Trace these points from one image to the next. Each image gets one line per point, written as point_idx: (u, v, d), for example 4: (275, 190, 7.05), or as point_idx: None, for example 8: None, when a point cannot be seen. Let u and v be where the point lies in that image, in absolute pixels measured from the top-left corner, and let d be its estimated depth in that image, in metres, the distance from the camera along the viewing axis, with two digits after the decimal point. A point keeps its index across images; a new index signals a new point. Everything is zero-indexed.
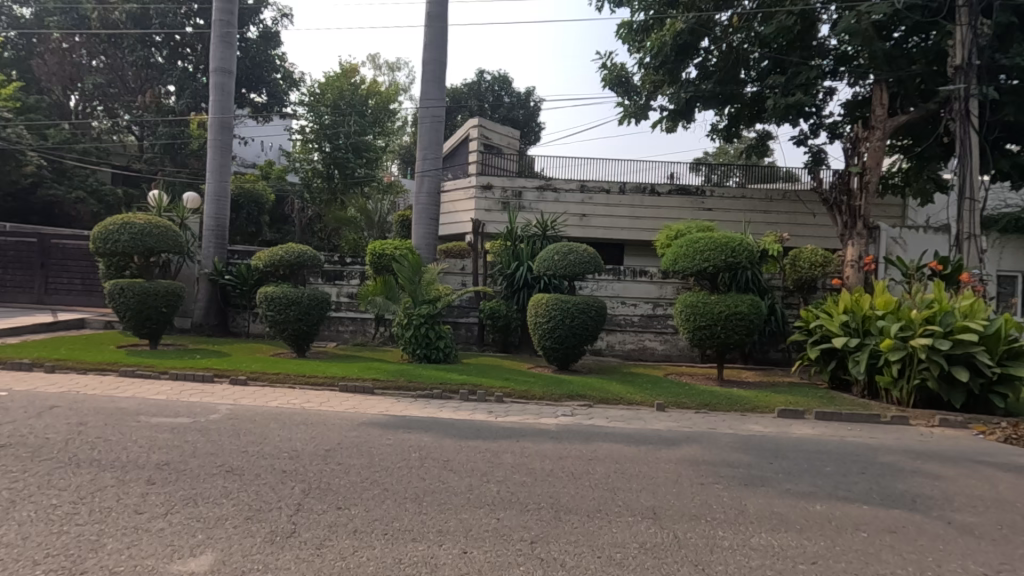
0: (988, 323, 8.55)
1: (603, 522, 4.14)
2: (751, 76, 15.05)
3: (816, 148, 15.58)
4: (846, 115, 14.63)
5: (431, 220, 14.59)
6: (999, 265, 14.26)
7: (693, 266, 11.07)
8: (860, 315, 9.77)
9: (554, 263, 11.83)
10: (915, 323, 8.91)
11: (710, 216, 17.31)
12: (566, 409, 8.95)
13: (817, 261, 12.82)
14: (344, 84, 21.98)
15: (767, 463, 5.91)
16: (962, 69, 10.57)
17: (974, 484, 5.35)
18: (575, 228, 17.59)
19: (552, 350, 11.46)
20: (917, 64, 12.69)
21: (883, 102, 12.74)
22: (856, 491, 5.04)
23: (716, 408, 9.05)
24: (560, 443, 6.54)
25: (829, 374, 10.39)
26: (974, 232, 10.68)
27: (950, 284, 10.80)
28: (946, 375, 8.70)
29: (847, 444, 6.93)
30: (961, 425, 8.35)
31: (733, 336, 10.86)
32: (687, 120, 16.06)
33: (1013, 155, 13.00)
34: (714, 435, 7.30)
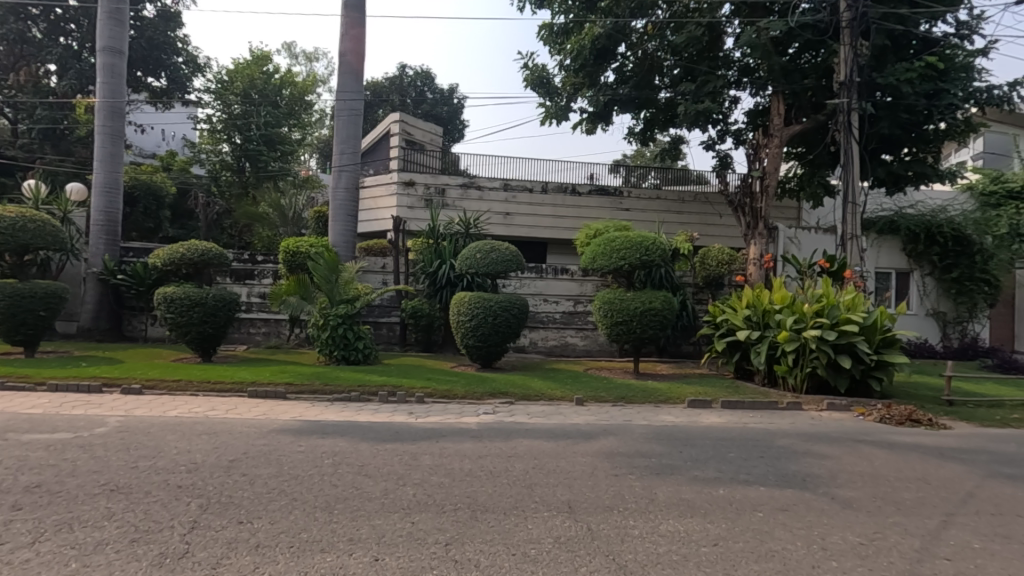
0: (867, 316, 9.41)
1: (519, 518, 4.15)
2: (665, 83, 15.72)
3: (722, 153, 16.60)
4: (749, 123, 15.67)
5: (349, 217, 14.06)
6: (877, 262, 15.82)
7: (611, 264, 11.46)
8: (760, 309, 10.51)
9: (477, 261, 11.80)
10: (807, 316, 9.68)
11: (628, 216, 17.98)
12: (488, 407, 8.94)
13: (723, 259, 13.70)
14: (255, 72, 20.73)
15: (677, 452, 6.20)
16: (846, 85, 11.61)
17: (855, 462, 5.89)
18: (499, 226, 17.65)
19: (475, 348, 11.42)
20: (809, 79, 13.83)
21: (780, 112, 13.80)
22: (755, 474, 5.39)
23: (632, 401, 9.38)
24: (480, 442, 6.51)
25: (734, 364, 11.11)
26: (856, 233, 11.68)
27: (836, 280, 11.84)
28: (833, 363, 9.54)
29: (748, 430, 7.43)
30: (845, 408, 9.20)
31: (648, 331, 11.31)
32: (606, 122, 16.64)
33: (888, 163, 14.45)
34: (629, 427, 7.57)
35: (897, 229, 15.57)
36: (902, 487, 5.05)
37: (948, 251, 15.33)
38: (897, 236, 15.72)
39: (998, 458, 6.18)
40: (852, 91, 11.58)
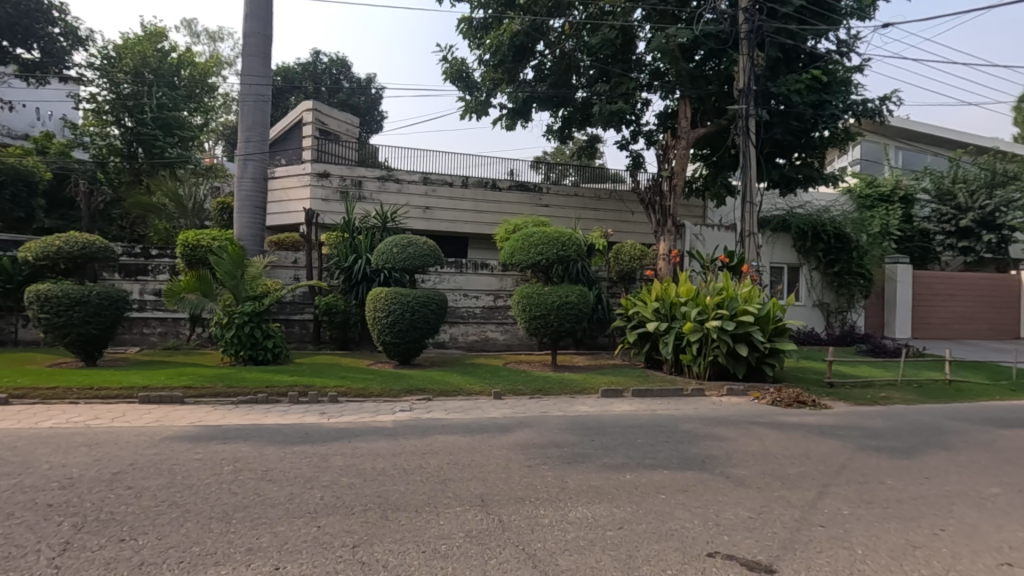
0: (761, 307, 10.18)
1: (431, 515, 4.11)
2: (582, 83, 16.07)
3: (635, 152, 17.29)
4: (659, 124, 16.42)
5: (256, 208, 13.25)
6: (772, 257, 17.19)
7: (528, 259, 11.63)
8: (668, 302, 11.08)
9: (394, 256, 11.52)
10: (709, 308, 10.33)
11: (547, 212, 18.31)
12: (404, 405, 8.78)
13: (635, 255, 14.30)
14: (147, 50, 18.96)
15: (589, 441, 6.41)
16: (745, 92, 12.43)
17: (749, 442, 6.37)
18: (418, 220, 17.36)
19: (393, 345, 11.18)
20: (712, 85, 14.72)
21: (687, 116, 14.60)
22: (660, 459, 5.67)
23: (549, 393, 9.59)
24: (395, 440, 6.38)
25: (645, 355, 11.65)
26: (753, 231, 12.59)
27: (735, 274, 12.73)
28: (732, 351, 10.27)
29: (656, 417, 7.82)
30: (742, 393, 9.93)
31: (565, 324, 11.57)
32: (525, 119, 16.87)
33: (782, 167, 15.68)
34: (545, 418, 7.72)
35: (789, 227, 16.99)
36: (787, 463, 5.52)
37: (831, 248, 16.95)
38: (788, 234, 17.15)
39: (867, 433, 6.92)
40: (750, 99, 12.42)
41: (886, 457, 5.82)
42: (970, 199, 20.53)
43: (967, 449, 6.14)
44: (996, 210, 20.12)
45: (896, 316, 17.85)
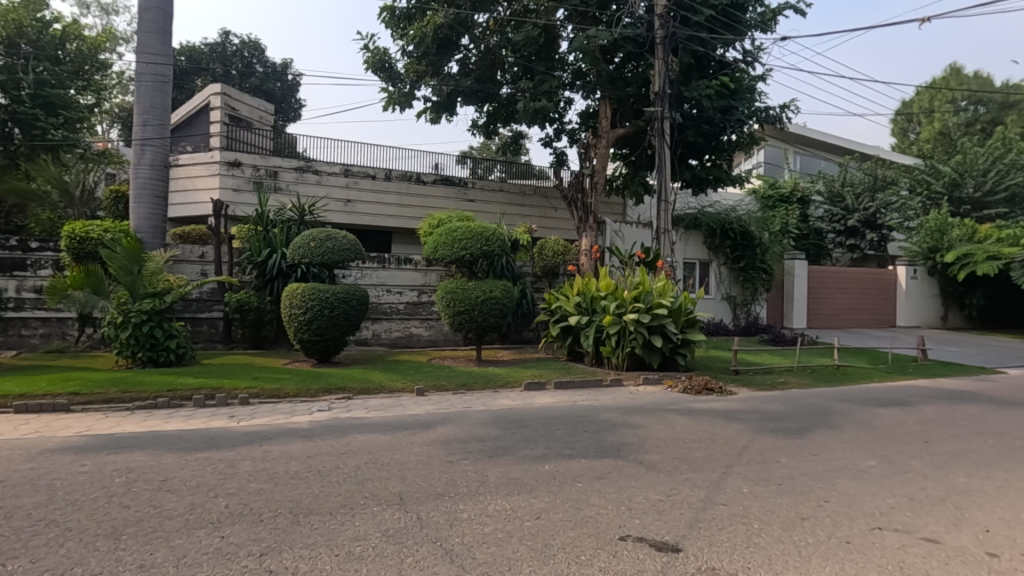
0: (674, 300, 10.71)
1: (346, 517, 3.99)
2: (506, 79, 16.14)
3: (559, 150, 17.60)
4: (581, 123, 16.82)
5: (156, 199, 12.20)
6: (685, 253, 18.15)
7: (452, 254, 11.55)
8: (589, 296, 11.41)
9: (311, 251, 11.04)
10: (626, 301, 10.76)
11: (472, 207, 18.26)
12: (322, 404, 8.46)
13: (558, 250, 14.58)
14: (24, 17, 16.29)
15: (510, 434, 6.47)
16: (660, 95, 12.96)
17: (662, 429, 6.70)
18: (338, 214, 16.75)
19: (310, 343, 10.72)
20: (630, 87, 15.25)
21: (607, 116, 15.07)
22: (578, 448, 5.83)
23: (473, 388, 9.59)
24: (311, 441, 6.13)
25: (567, 348, 11.94)
26: (668, 228, 13.20)
27: (652, 269, 13.32)
28: (648, 342, 10.75)
29: (576, 408, 8.04)
30: (657, 382, 10.41)
31: (490, 319, 11.59)
32: (450, 113, 16.76)
33: (694, 168, 16.56)
34: (468, 413, 7.72)
35: (700, 225, 18.00)
36: (695, 447, 5.86)
37: (737, 245, 18.15)
38: (700, 231, 18.17)
39: (766, 415, 7.48)
40: (665, 102, 12.97)
41: (781, 438, 6.32)
42: (856, 201, 22.66)
43: (849, 427, 6.80)
44: (878, 211, 22.34)
45: (794, 308, 19.40)
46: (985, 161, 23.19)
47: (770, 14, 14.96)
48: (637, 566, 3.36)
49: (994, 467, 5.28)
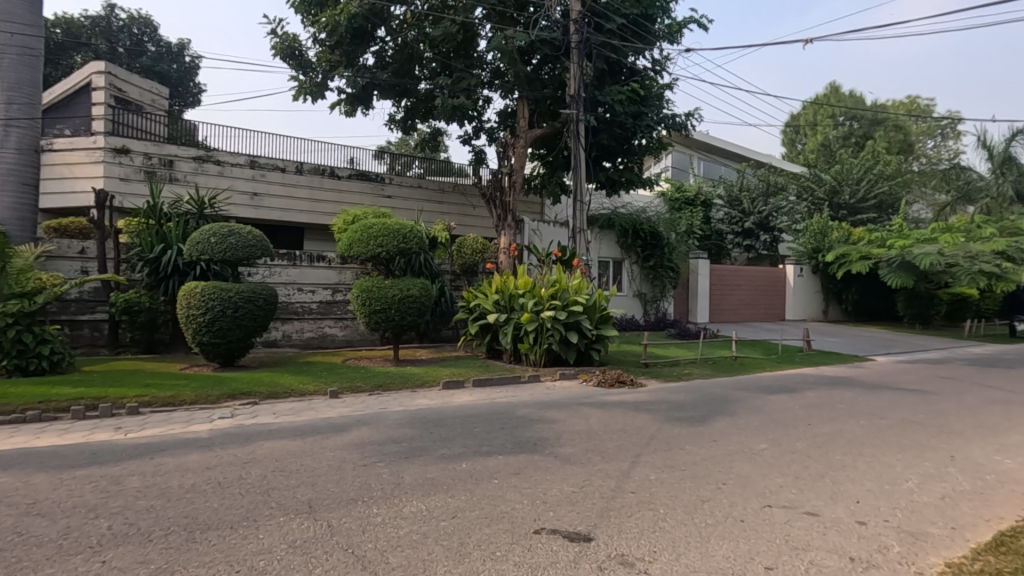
0: (589, 298, 11.06)
1: (248, 530, 3.75)
2: (424, 74, 15.89)
3: (478, 148, 17.57)
4: (500, 122, 16.90)
5: (22, 186, 10.79)
6: (600, 252, 18.84)
7: (368, 251, 11.23)
8: (507, 294, 11.50)
9: (211, 247, 10.28)
10: (544, 299, 10.98)
11: (389, 203, 17.83)
12: (224, 411, 7.90)
13: (477, 248, 14.56)
14: None
15: (427, 434, 6.39)
16: (575, 98, 13.27)
17: (576, 422, 6.90)
18: (245, 208, 15.73)
19: (211, 346, 9.98)
20: (547, 89, 15.50)
21: (525, 116, 15.24)
22: (495, 445, 5.87)
23: (390, 388, 9.38)
24: (211, 451, 5.71)
25: (486, 345, 11.99)
26: (584, 228, 13.57)
27: (568, 267, 13.66)
28: (564, 338, 11.04)
29: (494, 405, 8.09)
30: (573, 376, 10.72)
31: (407, 318, 11.36)
32: (366, 106, 16.29)
33: (608, 170, 17.17)
34: (384, 414, 7.53)
35: (613, 225, 18.72)
36: (607, 438, 6.08)
37: (647, 244, 19.08)
38: (613, 231, 18.91)
39: (672, 405, 7.93)
40: (580, 105, 13.31)
41: (685, 426, 6.72)
42: (752, 205, 24.53)
43: (744, 413, 7.36)
44: (771, 214, 24.32)
45: (698, 303, 20.69)
46: (859, 171, 25.93)
47: (677, 27, 15.79)
48: (551, 557, 3.43)
49: (863, 444, 5.93)
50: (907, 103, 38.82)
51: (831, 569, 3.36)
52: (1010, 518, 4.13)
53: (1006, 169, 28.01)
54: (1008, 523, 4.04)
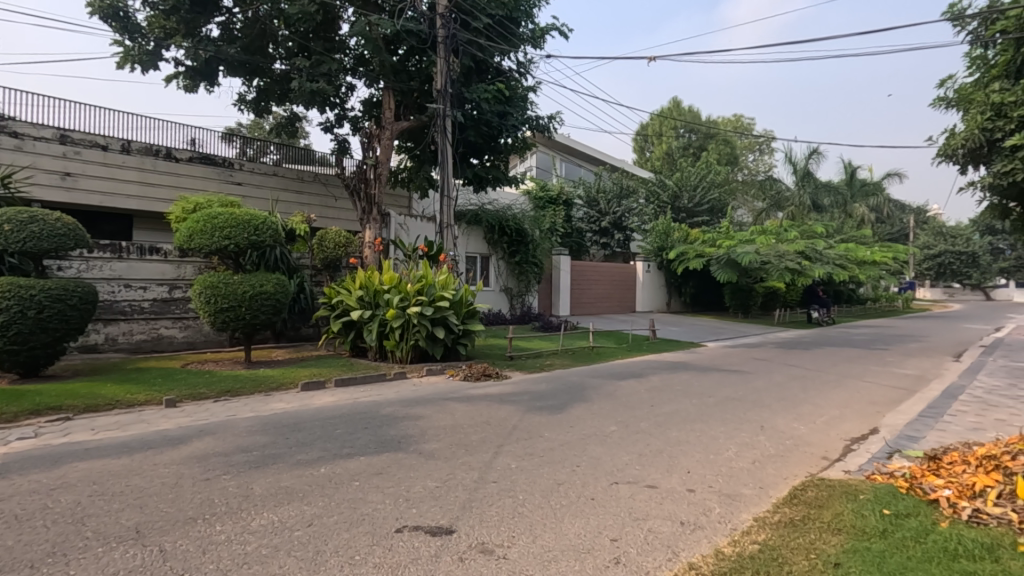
0: (456, 293, 11.11)
1: (55, 568, 3.22)
2: (279, 54, 14.72)
3: (340, 137, 16.75)
4: (364, 112, 16.26)
5: None
6: (468, 247, 19.09)
7: (212, 244, 10.17)
8: (371, 289, 11.15)
9: (5, 236, 8.58)
10: (410, 294, 10.78)
11: (239, 191, 16.21)
12: (25, 430, 6.66)
13: (340, 242, 13.79)
14: None
15: (282, 439, 5.98)
16: (442, 93, 13.20)
17: (442, 417, 6.93)
18: (54, 190, 13.35)
19: (8, 355, 8.34)
20: (414, 82, 15.20)
21: (391, 107, 14.76)
22: (357, 446, 5.68)
23: (239, 393, 8.61)
24: (5, 479, 4.78)
25: (350, 343, 11.59)
26: (451, 223, 13.59)
27: (434, 262, 13.57)
28: (430, 334, 10.98)
29: (357, 405, 7.82)
30: (440, 372, 10.73)
31: (260, 316, 10.47)
32: (211, 83, 14.76)
33: (475, 167, 17.38)
34: (232, 422, 6.90)
35: (480, 221, 19.02)
36: (471, 431, 6.20)
37: (513, 241, 19.70)
38: (481, 227, 19.25)
39: (534, 395, 8.30)
40: (446, 100, 13.27)
41: (545, 414, 7.07)
42: (607, 205, 26.45)
43: (598, 399, 7.94)
44: (623, 215, 26.46)
45: (560, 297, 21.84)
46: (695, 179, 29.12)
47: (540, 32, 16.41)
48: (412, 555, 3.41)
49: (695, 421, 6.72)
50: (733, 120, 44.50)
51: (665, 533, 3.78)
52: (801, 475, 4.97)
53: (805, 182, 33.44)
54: (799, 478, 4.86)
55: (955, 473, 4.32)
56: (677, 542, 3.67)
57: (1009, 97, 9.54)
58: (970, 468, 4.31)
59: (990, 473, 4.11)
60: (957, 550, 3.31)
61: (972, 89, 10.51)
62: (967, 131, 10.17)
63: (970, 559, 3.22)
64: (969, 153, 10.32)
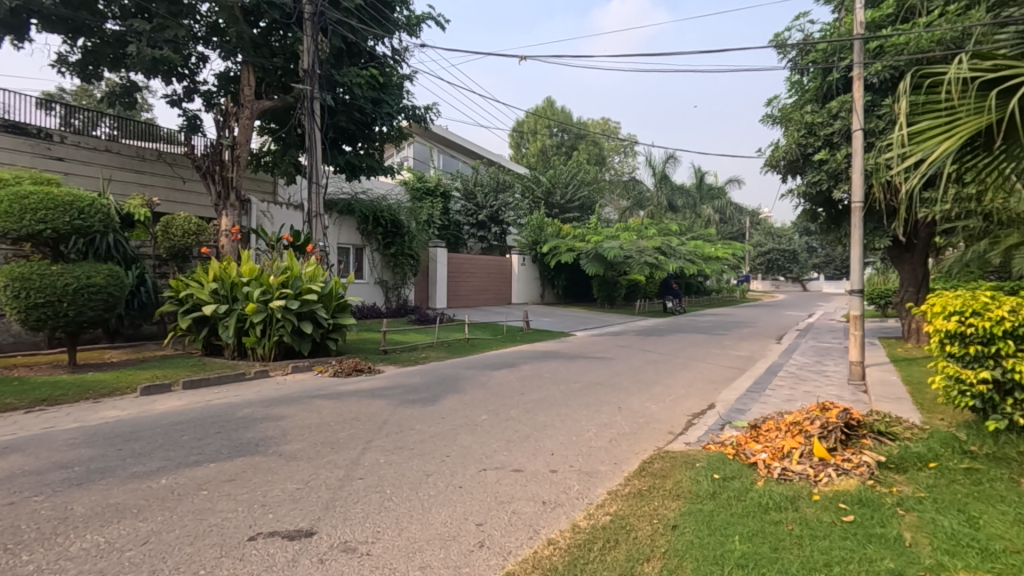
0: (325, 285, 10.52)
1: None
2: (112, 12, 12.75)
3: (190, 113, 15.03)
4: (219, 87, 14.74)
5: None
6: (339, 238, 18.29)
7: (22, 229, 8.64)
8: (228, 282, 10.19)
9: None
10: (272, 288, 9.99)
11: (59, 167, 13.83)
12: None
13: (190, 230, 12.31)
14: None
15: (114, 451, 5.28)
16: (309, 74, 12.39)
17: (306, 416, 6.58)
18: None
19: None
20: (278, 58, 14.02)
21: (251, 85, 13.32)
22: (206, 453, 5.19)
23: (61, 401, 7.43)
24: None
25: (202, 341, 10.59)
26: (320, 212, 12.86)
27: (300, 253, 12.76)
28: (296, 329, 10.32)
29: (210, 408, 7.14)
30: (307, 368, 10.16)
31: (87, 313, 9.10)
32: (20, 37, 12.43)
33: (347, 154, 16.62)
34: (49, 435, 5.94)
35: (353, 211, 18.25)
36: (338, 429, 5.96)
37: (388, 232, 19.16)
38: (353, 217, 18.52)
39: (406, 389, 8.19)
40: (314, 81, 12.48)
41: (418, 407, 7.01)
42: (484, 199, 26.69)
43: (470, 390, 8.05)
44: (500, 209, 26.92)
45: (437, 290, 21.74)
46: (567, 176, 30.57)
47: (415, 20, 16.07)
48: (266, 562, 3.21)
49: (560, 406, 7.09)
50: (602, 123, 47.29)
51: (528, 514, 3.96)
52: (650, 449, 5.47)
53: (663, 184, 36.70)
54: (648, 452, 5.35)
55: (770, 439, 5.03)
56: (538, 521, 3.86)
57: (817, 119, 11.28)
58: (781, 433, 5.05)
59: (795, 436, 4.84)
60: (768, 504, 3.87)
61: (792, 110, 12.22)
62: (788, 145, 11.95)
63: (777, 510, 3.79)
64: (789, 163, 12.18)
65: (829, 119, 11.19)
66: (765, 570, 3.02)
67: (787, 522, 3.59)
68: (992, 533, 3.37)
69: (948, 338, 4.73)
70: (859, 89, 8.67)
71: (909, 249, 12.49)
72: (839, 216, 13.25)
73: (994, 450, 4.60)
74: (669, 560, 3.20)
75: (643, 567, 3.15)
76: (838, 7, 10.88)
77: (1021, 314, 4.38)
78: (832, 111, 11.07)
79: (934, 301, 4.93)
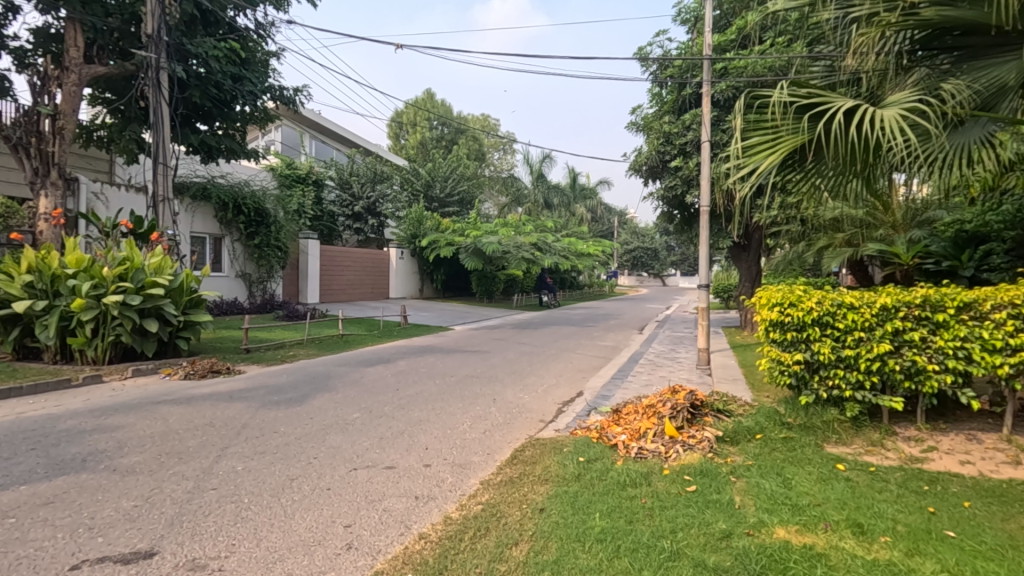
0: (173, 278, 9.41)
1: None
2: None
3: None
4: (36, 45, 12.51)
5: None
6: (191, 226, 16.52)
7: None
8: (48, 274, 8.74)
9: None
10: (106, 280, 8.71)
11: None
12: None
13: None
14: None
15: None
16: (153, 40, 10.92)
17: (149, 424, 5.87)
18: None
19: None
20: (113, 17, 12.17)
21: (78, 45, 11.45)
22: (15, 474, 4.42)
23: None
24: None
25: (13, 345, 9.01)
26: (167, 197, 11.45)
27: (142, 242, 11.27)
28: (138, 327, 9.15)
29: (21, 421, 6.06)
30: (151, 372, 9.06)
31: None
32: None
33: (201, 133, 15.00)
34: None
35: (209, 197, 16.56)
36: (187, 436, 5.41)
37: (251, 221, 17.64)
38: (209, 204, 16.84)
39: (270, 390, 7.65)
40: (159, 49, 11.00)
41: (282, 409, 6.58)
42: (360, 189, 25.73)
43: (342, 388, 7.73)
44: (377, 201, 26.06)
45: (308, 284, 20.54)
46: (446, 170, 30.50)
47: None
48: None
49: (435, 400, 7.08)
50: (481, 119, 47.79)
51: (398, 510, 3.90)
52: (521, 438, 5.66)
53: (540, 183, 38.09)
54: (520, 441, 5.54)
55: (629, 421, 5.46)
56: (408, 517, 3.81)
57: (674, 129, 12.38)
58: (638, 416, 5.48)
59: (650, 418, 5.29)
60: (625, 481, 4.20)
61: (652, 119, 13.30)
62: (649, 151, 12.99)
63: (632, 486, 4.13)
64: (649, 169, 13.26)
65: (683, 130, 12.33)
66: (621, 541, 3.27)
67: (640, 497, 3.93)
68: (801, 490, 3.98)
69: (771, 325, 5.44)
70: (707, 104, 9.62)
71: (746, 250, 14.24)
72: (690, 219, 14.73)
73: (806, 420, 5.40)
74: (535, 542, 3.34)
75: (512, 551, 3.25)
76: (692, 29, 12.02)
77: (825, 304, 5.18)
78: (686, 123, 12.20)
79: (761, 294, 5.64)
